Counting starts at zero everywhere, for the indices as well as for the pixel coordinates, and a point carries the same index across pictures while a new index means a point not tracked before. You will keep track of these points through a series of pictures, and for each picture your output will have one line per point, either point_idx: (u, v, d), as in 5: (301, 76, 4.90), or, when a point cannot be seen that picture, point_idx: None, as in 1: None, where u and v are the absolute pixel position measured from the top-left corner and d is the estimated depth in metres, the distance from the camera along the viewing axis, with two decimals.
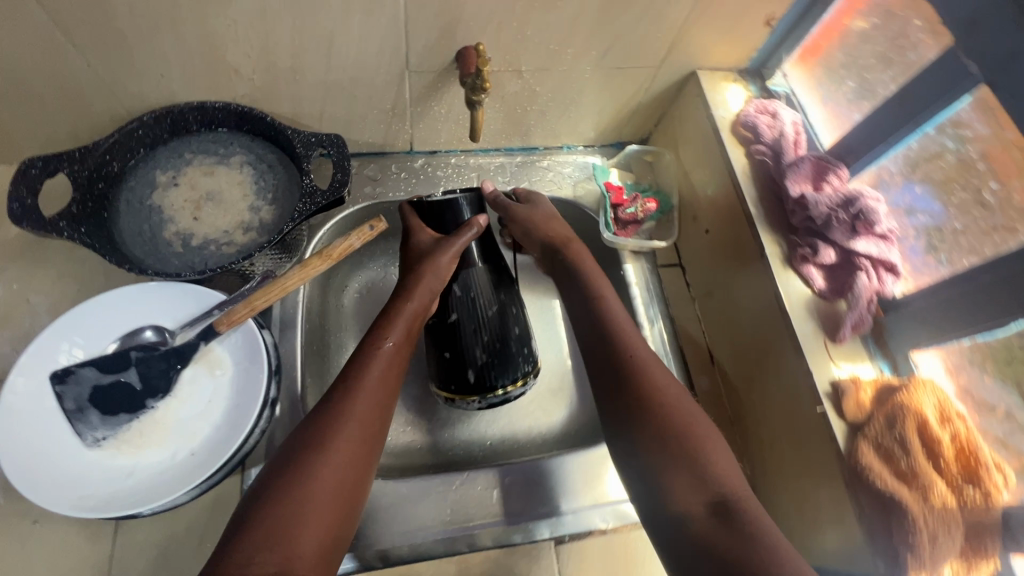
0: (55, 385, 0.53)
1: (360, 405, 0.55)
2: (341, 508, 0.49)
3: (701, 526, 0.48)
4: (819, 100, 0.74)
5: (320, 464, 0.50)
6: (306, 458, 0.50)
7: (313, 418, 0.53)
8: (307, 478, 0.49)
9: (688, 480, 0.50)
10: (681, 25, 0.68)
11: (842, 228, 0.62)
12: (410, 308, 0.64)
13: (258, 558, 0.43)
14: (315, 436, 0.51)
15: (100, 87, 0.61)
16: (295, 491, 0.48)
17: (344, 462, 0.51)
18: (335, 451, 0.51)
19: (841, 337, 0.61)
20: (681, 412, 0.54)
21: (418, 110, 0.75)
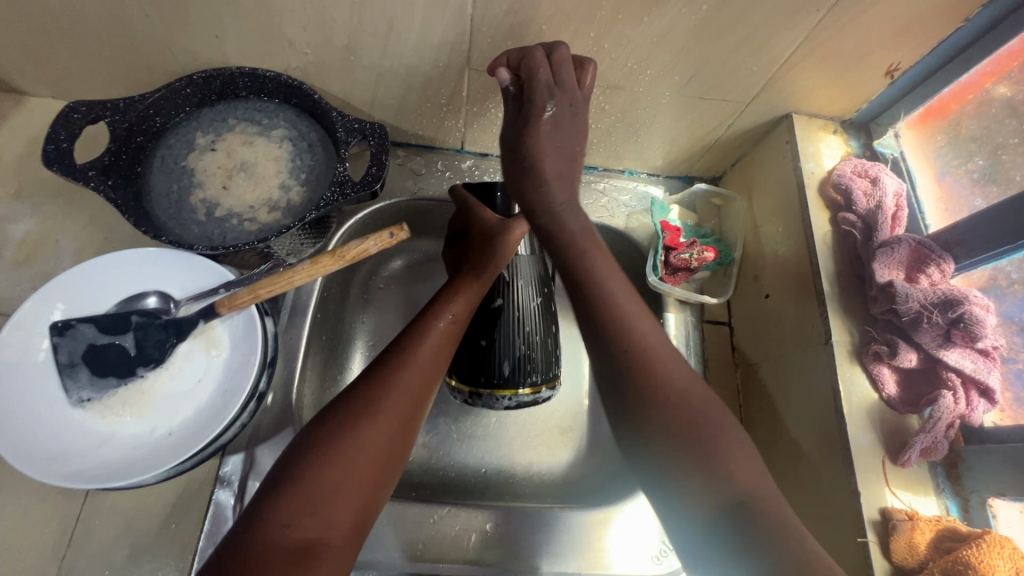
0: (52, 336, 0.52)
1: (409, 375, 0.49)
2: (379, 483, 0.44)
3: (707, 523, 0.41)
4: (933, 175, 0.63)
5: (363, 433, 0.44)
6: (350, 424, 0.44)
7: (361, 381, 0.48)
8: (349, 445, 0.43)
9: (699, 480, 0.42)
10: (784, 61, 0.59)
11: (932, 332, 0.52)
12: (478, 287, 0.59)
13: (296, 524, 0.39)
14: (362, 401, 0.46)
15: (155, 40, 0.60)
16: (335, 459, 0.42)
17: (387, 434, 0.45)
18: (379, 422, 0.45)
19: (905, 461, 0.51)
20: (689, 401, 0.46)
21: (474, 110, 0.69)
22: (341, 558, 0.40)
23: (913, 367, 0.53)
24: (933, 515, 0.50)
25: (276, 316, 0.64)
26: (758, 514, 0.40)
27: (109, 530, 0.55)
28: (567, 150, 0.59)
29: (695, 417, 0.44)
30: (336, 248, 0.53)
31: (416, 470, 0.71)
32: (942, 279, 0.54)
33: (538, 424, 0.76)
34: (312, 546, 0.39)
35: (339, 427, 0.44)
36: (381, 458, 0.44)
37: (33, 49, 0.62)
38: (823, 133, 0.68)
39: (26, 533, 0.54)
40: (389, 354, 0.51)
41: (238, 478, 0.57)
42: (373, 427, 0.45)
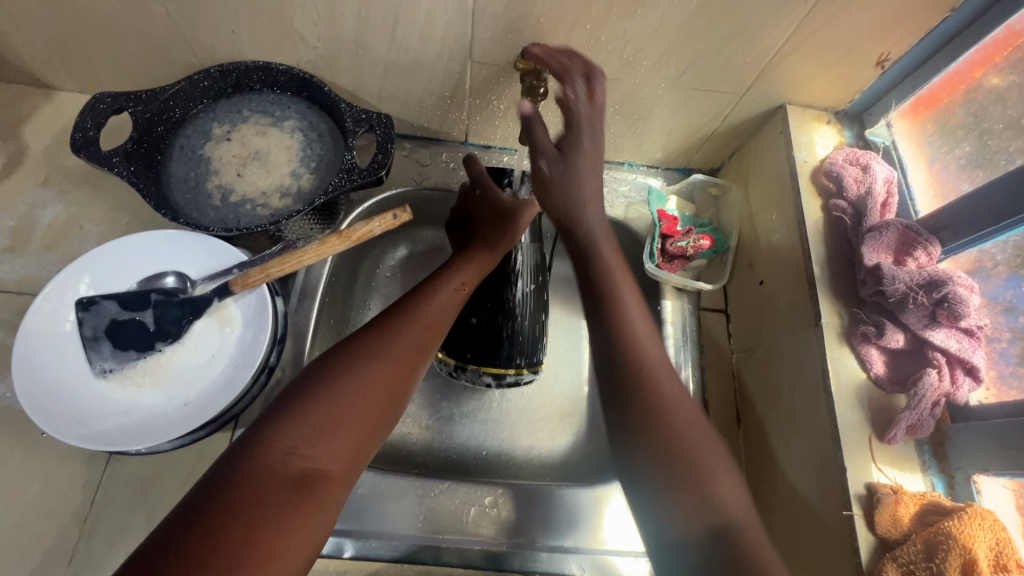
0: (78, 311, 0.56)
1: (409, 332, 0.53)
2: (377, 427, 0.48)
3: (695, 544, 0.43)
4: (924, 163, 0.64)
5: (365, 378, 0.48)
6: (353, 369, 0.48)
7: (365, 332, 0.52)
8: (352, 386, 0.47)
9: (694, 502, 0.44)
10: (776, 52, 0.61)
11: (918, 313, 0.53)
12: (489, 260, 0.64)
13: (299, 452, 0.42)
14: (366, 350, 0.50)
15: (175, 35, 0.63)
16: (339, 398, 0.46)
17: (387, 381, 0.49)
18: (381, 368, 0.49)
19: (892, 438, 0.53)
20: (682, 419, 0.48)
21: (476, 103, 0.72)
22: (337, 489, 0.44)
23: (901, 347, 0.55)
24: (919, 491, 0.51)
25: (286, 298, 0.67)
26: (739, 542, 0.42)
27: (127, 497, 0.59)
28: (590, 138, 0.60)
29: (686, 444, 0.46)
30: (343, 229, 0.56)
31: (420, 450, 0.74)
32: (929, 262, 0.56)
33: (538, 408, 0.78)
34: (312, 475, 0.42)
35: (344, 371, 0.48)
36: (380, 402, 0.48)
37: (62, 44, 0.66)
38: (816, 123, 0.69)
39: (50, 497, 0.58)
40: (392, 311, 0.55)
41: None
42: (374, 372, 0.49)
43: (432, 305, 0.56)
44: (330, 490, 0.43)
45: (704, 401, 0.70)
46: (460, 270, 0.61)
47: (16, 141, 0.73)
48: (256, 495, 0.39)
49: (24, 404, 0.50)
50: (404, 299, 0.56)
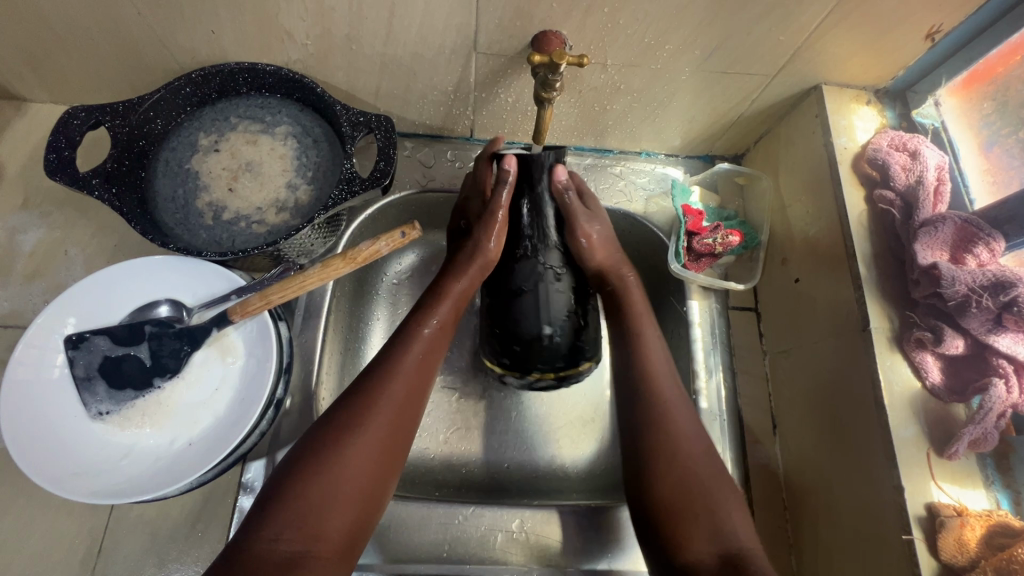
0: (68, 350, 0.52)
1: (400, 389, 0.49)
2: (370, 495, 0.46)
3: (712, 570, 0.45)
4: (978, 147, 0.60)
5: (350, 449, 0.45)
6: (340, 438, 0.45)
7: (349, 395, 0.48)
8: (339, 460, 0.44)
9: (705, 529, 0.47)
10: (815, 29, 0.54)
11: (981, 317, 0.49)
12: (460, 288, 0.58)
13: (285, 537, 0.41)
14: (353, 414, 0.47)
15: (150, 38, 0.57)
16: (327, 472, 0.44)
17: (376, 448, 0.46)
18: (371, 433, 0.47)
19: (953, 453, 0.49)
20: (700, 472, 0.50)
21: (482, 96, 0.66)
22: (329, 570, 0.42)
23: (959, 354, 0.51)
24: (983, 509, 0.48)
25: (290, 319, 0.63)
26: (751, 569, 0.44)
27: (136, 539, 0.56)
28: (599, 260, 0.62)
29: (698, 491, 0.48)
30: (347, 251, 0.52)
31: (439, 467, 0.70)
32: (991, 259, 0.51)
33: (559, 416, 0.74)
34: (301, 558, 0.40)
35: (331, 442, 0.45)
36: (371, 471, 0.46)
37: (30, 53, 0.61)
38: (855, 104, 0.63)
39: (57, 543, 0.55)
40: (376, 366, 0.51)
41: (260, 484, 0.57)
42: (361, 441, 0.46)
43: (414, 355, 0.52)
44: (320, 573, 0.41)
45: (738, 408, 0.65)
46: (431, 308, 0.56)
47: None
48: None
49: (15, 456, 0.47)
50: (385, 349, 0.53)
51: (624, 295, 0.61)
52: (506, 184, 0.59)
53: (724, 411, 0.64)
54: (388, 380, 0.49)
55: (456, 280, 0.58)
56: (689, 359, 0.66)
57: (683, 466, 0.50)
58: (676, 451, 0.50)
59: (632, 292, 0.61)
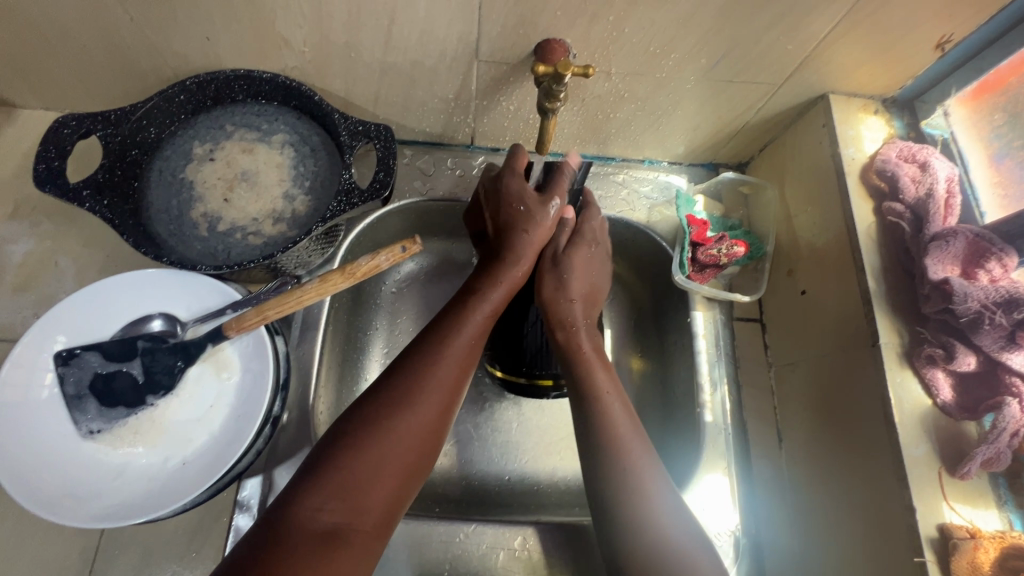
0: (58, 366, 0.51)
1: (449, 364, 0.48)
2: (414, 468, 0.44)
3: None
4: (988, 159, 0.60)
5: (398, 426, 0.44)
6: (388, 415, 0.44)
7: (400, 369, 0.47)
8: (386, 435, 0.43)
9: None
10: (823, 38, 0.53)
11: (994, 334, 0.48)
12: (519, 274, 0.55)
13: (329, 507, 0.39)
14: (398, 389, 0.46)
15: (143, 45, 0.56)
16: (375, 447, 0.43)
17: (425, 423, 0.45)
18: (421, 406, 0.45)
19: (965, 473, 0.48)
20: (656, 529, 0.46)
21: (483, 104, 0.65)
22: (367, 545, 0.41)
23: (971, 371, 0.50)
24: (995, 530, 0.47)
25: (287, 333, 0.61)
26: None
27: (128, 560, 0.54)
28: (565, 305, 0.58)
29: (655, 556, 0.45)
30: (346, 265, 0.51)
31: (440, 480, 0.69)
32: (1004, 274, 0.50)
33: (560, 428, 0.73)
34: (343, 529, 0.39)
35: (381, 416, 0.44)
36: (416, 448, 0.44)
37: (20, 60, 0.59)
38: (862, 114, 0.62)
39: (46, 566, 0.53)
40: (425, 344, 0.49)
41: (256, 502, 0.55)
42: (411, 418, 0.45)
43: (467, 337, 0.50)
44: (360, 546, 0.40)
45: (743, 422, 0.64)
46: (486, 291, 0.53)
47: None
48: (287, 557, 0.36)
49: (1, 478, 0.45)
50: (436, 327, 0.51)
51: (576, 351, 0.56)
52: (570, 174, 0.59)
53: (729, 424, 0.63)
54: (439, 353, 0.48)
55: (508, 264, 0.55)
56: (694, 371, 0.65)
57: (640, 541, 0.46)
58: (637, 506, 0.47)
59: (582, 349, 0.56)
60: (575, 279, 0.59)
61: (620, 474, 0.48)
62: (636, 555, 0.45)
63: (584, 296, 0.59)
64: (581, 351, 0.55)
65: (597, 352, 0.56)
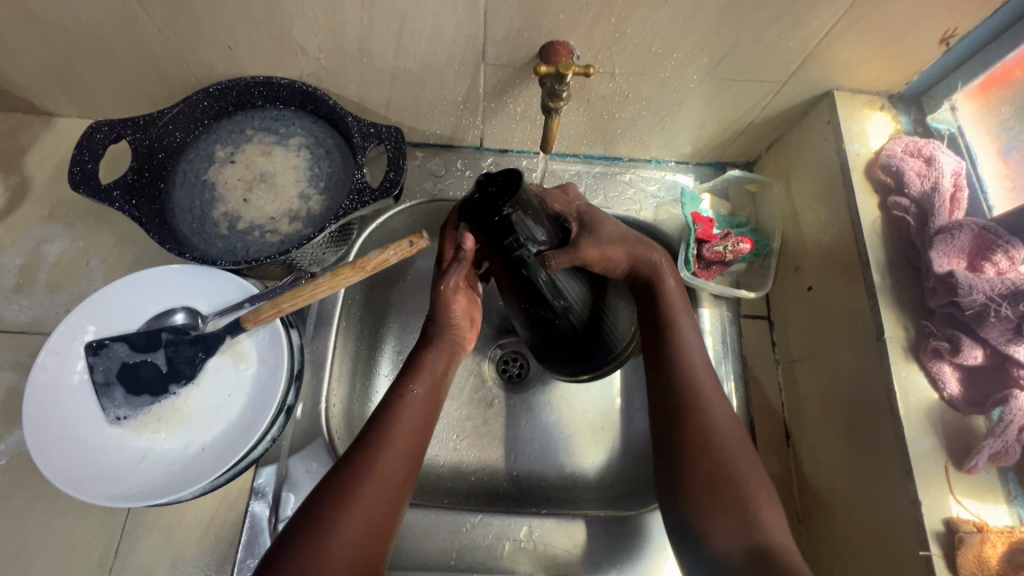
0: (88, 356, 0.54)
1: (385, 457, 0.49)
2: (368, 553, 0.45)
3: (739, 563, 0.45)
4: (996, 152, 0.59)
5: (343, 522, 0.45)
6: (328, 512, 0.45)
7: (343, 463, 0.48)
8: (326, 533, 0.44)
9: (733, 523, 0.47)
10: (824, 35, 0.54)
11: (1000, 327, 0.48)
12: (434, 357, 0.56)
13: None
14: (341, 484, 0.47)
15: (170, 53, 0.59)
16: (316, 549, 0.43)
17: (366, 514, 0.46)
18: (363, 502, 0.46)
19: (973, 466, 0.48)
20: (732, 463, 0.49)
21: (491, 106, 0.67)
22: None
23: (979, 364, 0.50)
24: (1004, 525, 0.47)
25: (302, 326, 0.64)
26: (778, 565, 0.44)
27: (151, 542, 0.57)
28: (620, 237, 0.55)
29: (725, 480, 0.48)
30: (357, 260, 0.53)
31: (448, 475, 0.70)
32: (1011, 267, 0.51)
33: (568, 424, 0.73)
34: None
35: (326, 507, 0.45)
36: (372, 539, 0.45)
37: (59, 70, 0.63)
38: (868, 110, 0.63)
39: (74, 546, 0.56)
40: (365, 435, 0.50)
41: (271, 490, 0.58)
42: (353, 509, 0.45)
43: (407, 422, 0.51)
44: None
45: (748, 417, 0.64)
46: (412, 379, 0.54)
47: (19, 173, 0.71)
48: None
49: (36, 461, 0.48)
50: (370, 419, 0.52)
51: (658, 286, 0.56)
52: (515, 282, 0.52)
53: None
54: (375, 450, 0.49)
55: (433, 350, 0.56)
56: None
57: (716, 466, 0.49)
58: (705, 440, 0.50)
59: (664, 273, 0.56)
60: (616, 230, 0.55)
61: (697, 428, 0.51)
62: (705, 492, 0.49)
63: (635, 237, 0.56)
64: (668, 284, 0.56)
65: (677, 281, 0.57)
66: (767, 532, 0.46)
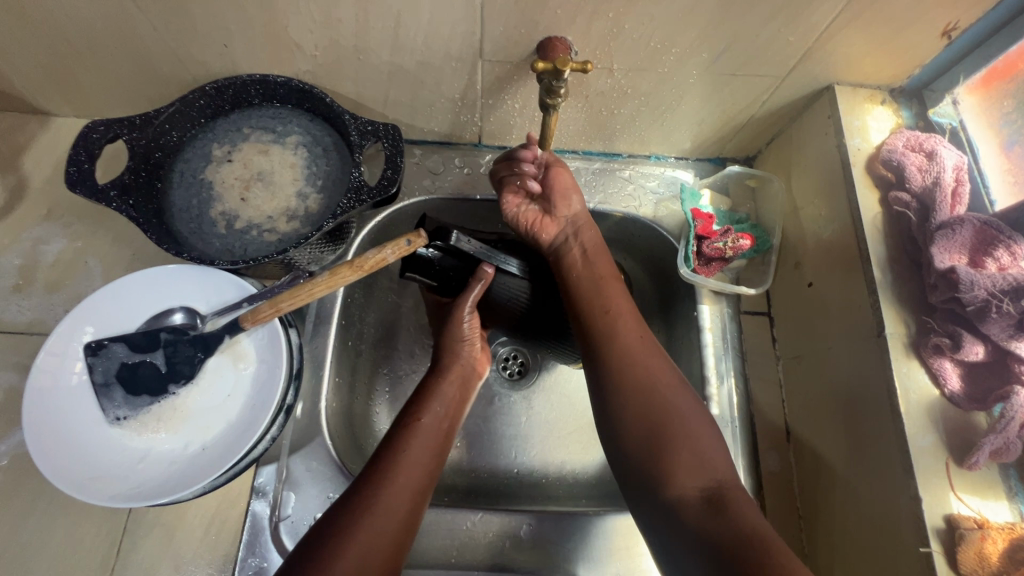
0: (87, 356, 0.54)
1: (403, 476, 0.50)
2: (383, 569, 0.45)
3: (695, 510, 0.45)
4: (998, 146, 0.59)
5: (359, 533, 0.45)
6: (346, 525, 0.45)
7: (356, 484, 0.49)
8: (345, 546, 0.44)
9: (686, 463, 0.48)
10: (825, 28, 0.53)
11: (1002, 323, 0.48)
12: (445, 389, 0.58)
13: None
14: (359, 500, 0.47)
15: (166, 52, 0.59)
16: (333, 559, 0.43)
17: (384, 529, 0.46)
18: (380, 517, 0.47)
19: (973, 463, 0.48)
20: (670, 405, 0.51)
21: (489, 103, 0.66)
22: None
23: (980, 360, 0.49)
24: (1005, 521, 0.47)
25: (301, 325, 0.64)
26: (734, 505, 0.45)
27: (152, 542, 0.57)
28: (570, 202, 0.64)
29: (661, 416, 0.50)
30: (354, 259, 0.53)
31: (448, 473, 0.70)
32: (1012, 262, 0.50)
33: (568, 421, 0.73)
34: None
35: (343, 521, 0.46)
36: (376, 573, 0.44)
37: (53, 70, 0.63)
38: (869, 104, 0.62)
39: (76, 546, 0.56)
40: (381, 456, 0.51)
41: (272, 489, 0.58)
42: (370, 523, 0.46)
43: (420, 446, 0.53)
44: None
45: (749, 413, 0.64)
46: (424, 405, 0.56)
47: (17, 172, 0.70)
48: None
49: (36, 462, 0.48)
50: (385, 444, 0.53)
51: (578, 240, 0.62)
52: (478, 282, 0.58)
53: (736, 417, 0.63)
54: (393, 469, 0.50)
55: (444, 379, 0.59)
56: (700, 364, 0.66)
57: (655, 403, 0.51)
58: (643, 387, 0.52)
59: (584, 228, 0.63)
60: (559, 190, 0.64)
61: (636, 379, 0.52)
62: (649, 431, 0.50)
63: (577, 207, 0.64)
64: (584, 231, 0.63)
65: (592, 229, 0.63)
66: (716, 471, 0.47)
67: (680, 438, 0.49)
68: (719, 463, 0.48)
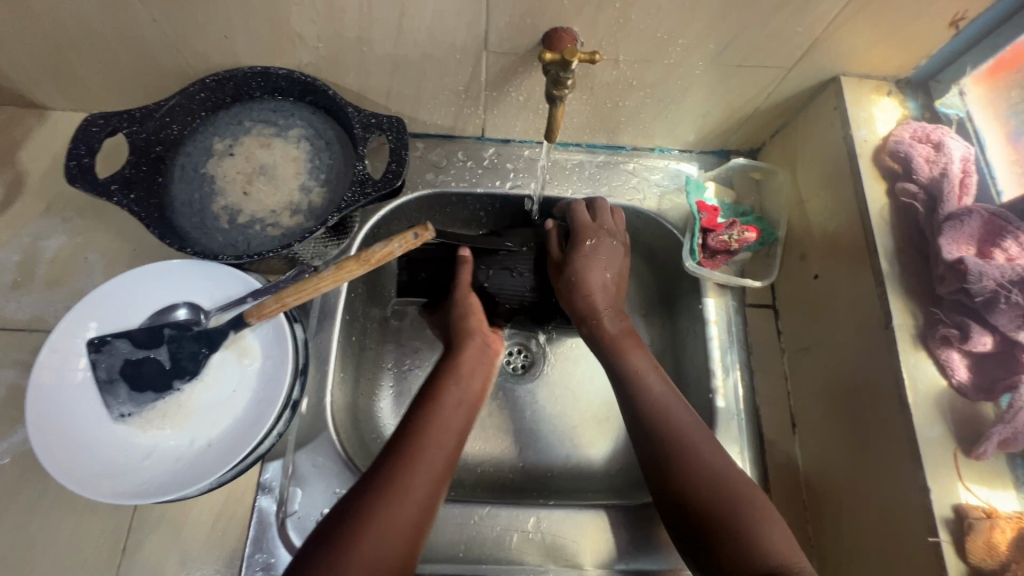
0: (91, 353, 0.53)
1: (431, 448, 0.50)
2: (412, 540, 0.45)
3: None
4: (1004, 138, 0.59)
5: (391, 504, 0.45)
6: (375, 495, 0.46)
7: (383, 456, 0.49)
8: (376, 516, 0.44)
9: (741, 546, 0.45)
10: (832, 19, 0.53)
11: (1011, 314, 0.48)
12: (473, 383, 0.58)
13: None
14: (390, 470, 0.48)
15: (166, 44, 0.58)
16: (365, 528, 0.43)
17: (415, 501, 0.46)
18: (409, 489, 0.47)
19: (982, 453, 0.48)
20: (709, 484, 0.48)
21: (493, 95, 0.66)
22: None
23: (988, 351, 0.50)
24: (1013, 511, 0.47)
25: (305, 321, 0.63)
26: None
27: (158, 539, 0.57)
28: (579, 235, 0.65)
29: (709, 499, 0.48)
30: (360, 253, 0.52)
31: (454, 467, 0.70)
32: (1021, 252, 0.50)
33: (573, 415, 0.73)
34: None
35: (373, 491, 0.46)
36: (399, 549, 0.44)
37: (50, 63, 0.62)
38: (875, 95, 0.62)
39: (80, 543, 0.56)
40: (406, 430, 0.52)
41: (279, 484, 0.57)
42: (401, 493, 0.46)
43: (444, 421, 0.53)
44: None
45: (754, 406, 0.64)
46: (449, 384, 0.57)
47: (14, 167, 0.69)
48: None
49: (40, 459, 0.47)
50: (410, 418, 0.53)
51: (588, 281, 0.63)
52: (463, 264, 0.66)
53: (742, 410, 0.64)
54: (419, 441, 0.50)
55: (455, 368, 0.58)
56: (706, 357, 0.66)
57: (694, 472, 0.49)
58: (683, 447, 0.51)
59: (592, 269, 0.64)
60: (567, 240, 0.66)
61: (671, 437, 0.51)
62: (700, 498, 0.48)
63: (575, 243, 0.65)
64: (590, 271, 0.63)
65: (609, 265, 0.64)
66: (772, 552, 0.45)
67: (724, 519, 0.47)
68: (780, 536, 0.46)
